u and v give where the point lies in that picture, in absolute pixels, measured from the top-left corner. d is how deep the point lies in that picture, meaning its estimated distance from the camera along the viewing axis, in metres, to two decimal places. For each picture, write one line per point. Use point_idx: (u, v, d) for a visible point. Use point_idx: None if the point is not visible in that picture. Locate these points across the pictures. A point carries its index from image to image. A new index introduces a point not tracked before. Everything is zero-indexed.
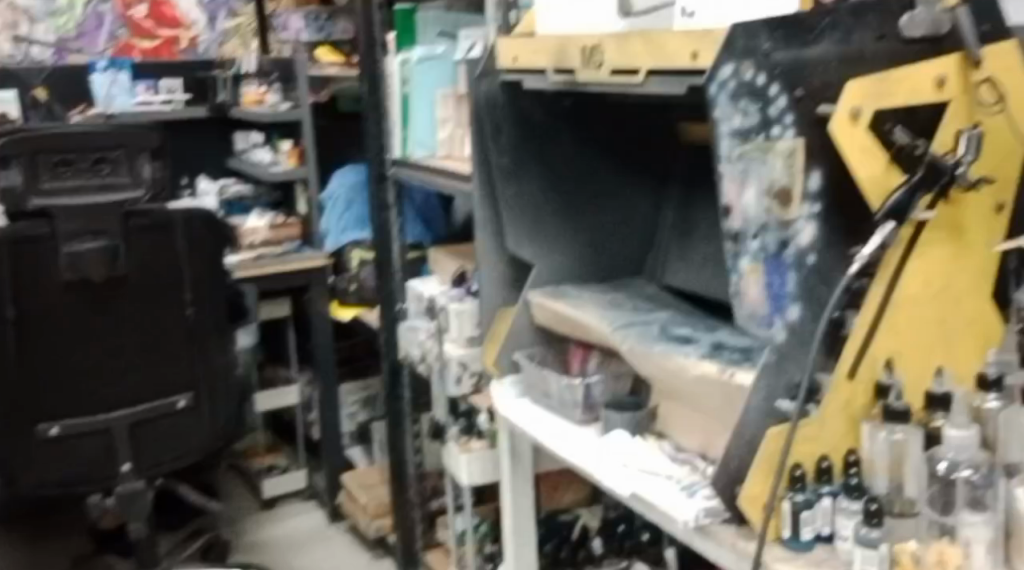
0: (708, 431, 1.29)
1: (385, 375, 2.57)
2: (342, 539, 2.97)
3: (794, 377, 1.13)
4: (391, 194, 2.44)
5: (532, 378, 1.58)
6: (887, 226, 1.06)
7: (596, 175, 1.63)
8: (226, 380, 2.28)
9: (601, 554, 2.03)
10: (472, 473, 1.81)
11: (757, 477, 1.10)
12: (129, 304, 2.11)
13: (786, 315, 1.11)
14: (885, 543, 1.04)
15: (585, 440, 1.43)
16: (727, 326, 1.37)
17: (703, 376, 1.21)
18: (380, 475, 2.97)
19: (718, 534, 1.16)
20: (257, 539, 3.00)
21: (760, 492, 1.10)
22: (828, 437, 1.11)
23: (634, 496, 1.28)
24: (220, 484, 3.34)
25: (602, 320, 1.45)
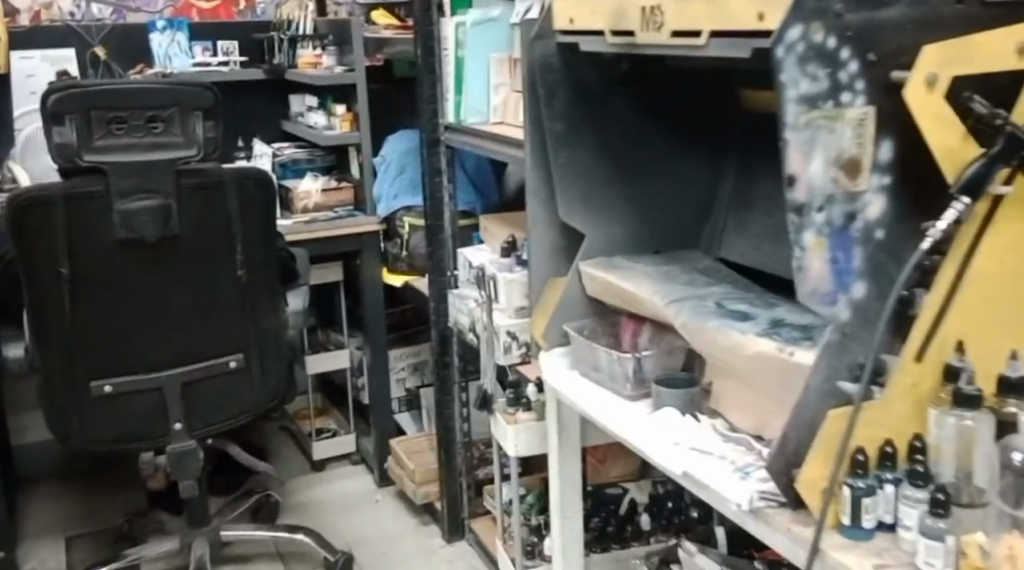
0: (762, 411, 1.24)
1: (435, 342, 2.55)
2: (389, 504, 2.97)
3: (857, 357, 1.08)
4: (443, 160, 2.40)
5: (582, 351, 1.55)
6: (961, 201, 1.01)
7: (652, 142, 1.57)
8: (277, 340, 2.27)
9: (649, 530, 2.00)
10: (519, 445, 1.79)
11: (816, 463, 1.06)
12: (182, 263, 2.10)
13: (852, 291, 1.07)
14: (952, 535, 0.98)
15: (634, 415, 1.39)
16: (786, 302, 1.32)
17: (760, 353, 1.16)
18: (428, 442, 2.96)
19: (773, 518, 1.12)
20: (306, 500, 3.02)
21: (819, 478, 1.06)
22: (890, 420, 1.06)
23: (685, 475, 1.24)
24: (271, 445, 3.37)
25: (655, 293, 1.40)
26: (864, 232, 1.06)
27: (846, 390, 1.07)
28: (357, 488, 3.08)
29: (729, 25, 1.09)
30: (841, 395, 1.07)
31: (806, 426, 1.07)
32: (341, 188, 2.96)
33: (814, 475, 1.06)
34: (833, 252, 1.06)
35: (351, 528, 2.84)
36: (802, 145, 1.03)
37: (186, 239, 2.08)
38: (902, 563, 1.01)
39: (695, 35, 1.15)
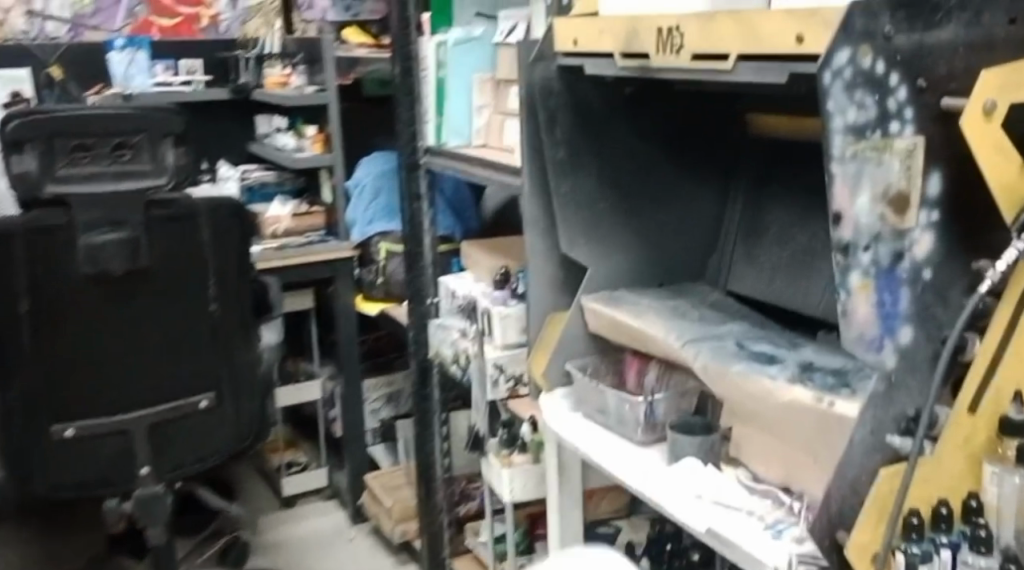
0: (791, 463, 1.14)
1: (414, 375, 2.42)
2: (364, 542, 2.85)
3: (905, 407, 1.00)
4: (423, 185, 2.27)
5: (585, 392, 1.45)
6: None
7: (656, 169, 1.48)
8: (250, 378, 2.18)
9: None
10: (515, 490, 1.71)
11: (865, 525, 0.98)
12: (151, 299, 2.00)
13: (898, 338, 0.98)
14: None
15: (649, 466, 1.30)
16: (811, 342, 1.24)
17: (795, 402, 1.08)
18: (405, 476, 2.84)
19: None
20: (277, 539, 2.88)
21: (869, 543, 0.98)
22: (945, 478, 0.99)
23: (709, 533, 1.15)
24: (238, 481, 3.22)
25: (668, 331, 1.31)
26: (912, 271, 0.98)
27: (895, 444, 0.99)
28: (331, 525, 2.95)
29: (762, 48, 0.99)
30: (890, 450, 0.99)
31: (851, 484, 0.99)
32: (312, 212, 2.85)
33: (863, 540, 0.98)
34: (880, 294, 0.97)
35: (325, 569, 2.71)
36: (849, 178, 0.93)
37: (155, 273, 1.99)
38: None
39: (723, 56, 1.06)
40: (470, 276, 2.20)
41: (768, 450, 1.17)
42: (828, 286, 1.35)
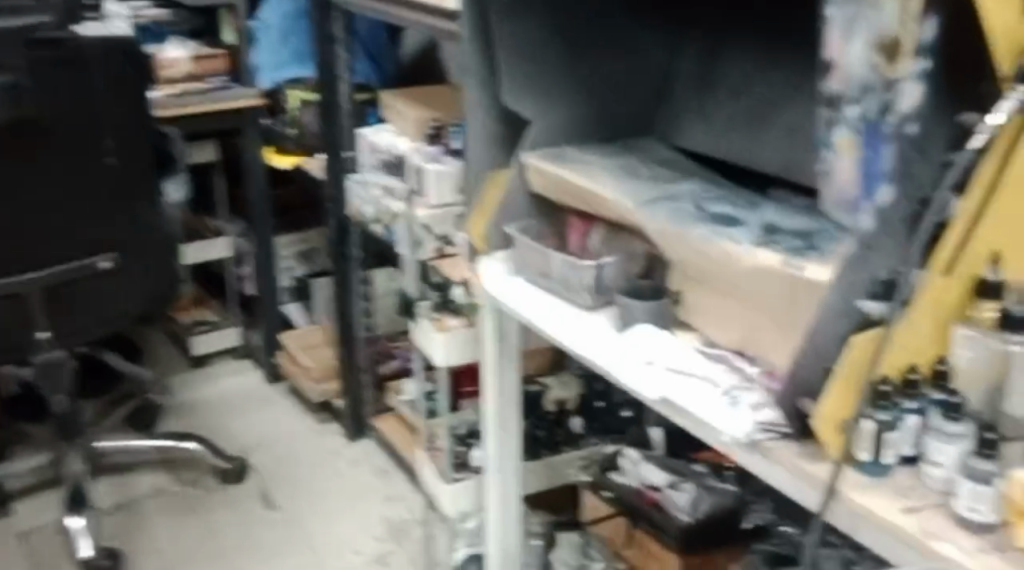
0: (747, 325, 1.10)
1: (331, 233, 2.32)
2: (282, 403, 2.72)
3: (879, 270, 0.92)
4: (339, 26, 2.13)
5: (527, 254, 1.38)
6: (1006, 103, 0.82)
7: (605, 14, 1.40)
8: (154, 237, 2.08)
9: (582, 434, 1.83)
10: (449, 352, 1.69)
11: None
12: (50, 159, 1.91)
13: (875, 199, 0.91)
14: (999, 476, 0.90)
15: (599, 334, 1.24)
16: (769, 202, 1.20)
17: (760, 265, 1.04)
18: (322, 336, 2.70)
19: (776, 452, 1.01)
20: (186, 400, 2.73)
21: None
22: (917, 343, 0.95)
23: (663, 401, 1.10)
24: (147, 344, 3.03)
25: (620, 191, 1.24)
26: (896, 128, 0.88)
27: (866, 308, 0.93)
28: (245, 385, 2.81)
29: None
30: (860, 315, 0.93)
31: (814, 353, 0.95)
32: (213, 56, 2.63)
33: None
34: (863, 152, 0.91)
35: (238, 429, 2.60)
36: (844, 22, 0.90)
37: None
38: (932, 506, 0.93)
39: None
40: (391, 130, 2.05)
41: (728, 314, 1.12)
42: (785, 140, 1.27)
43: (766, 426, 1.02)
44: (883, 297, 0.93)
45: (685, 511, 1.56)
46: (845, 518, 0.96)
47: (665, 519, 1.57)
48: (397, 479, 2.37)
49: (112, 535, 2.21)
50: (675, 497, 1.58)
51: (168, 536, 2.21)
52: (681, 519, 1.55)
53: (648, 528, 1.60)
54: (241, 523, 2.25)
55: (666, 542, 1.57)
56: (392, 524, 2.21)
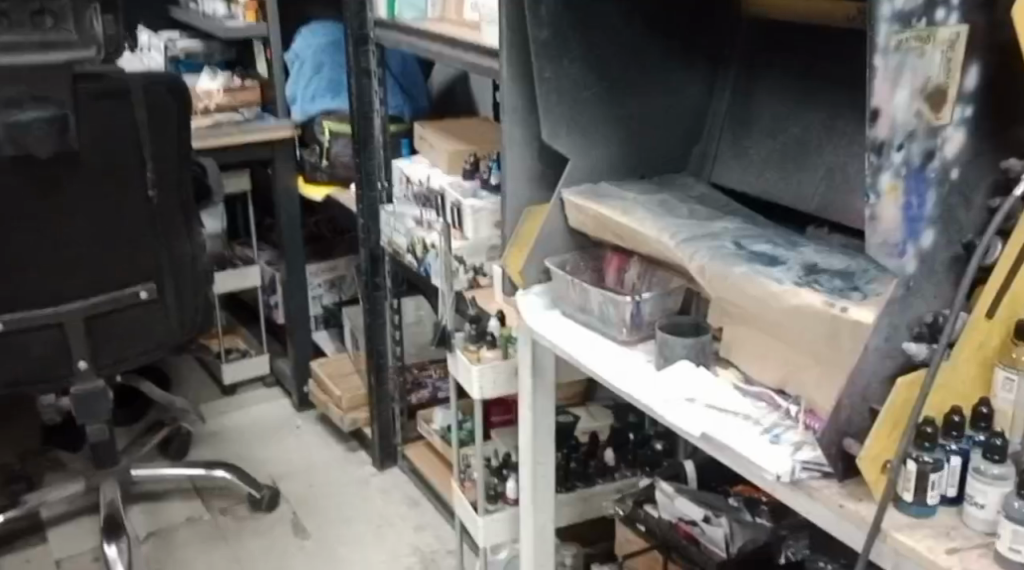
0: (787, 362, 1.11)
1: (362, 264, 2.34)
2: (311, 430, 2.74)
3: (923, 312, 0.95)
4: (373, 60, 2.15)
5: (564, 289, 1.39)
6: None
7: (643, 54, 1.42)
8: (192, 267, 2.13)
9: (614, 466, 1.83)
10: (485, 385, 1.70)
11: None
12: (95, 191, 1.93)
13: (920, 242, 0.93)
14: None
15: (638, 371, 1.25)
16: (808, 241, 1.21)
17: (801, 304, 1.05)
18: (351, 364, 2.73)
19: (818, 491, 1.02)
20: (217, 428, 2.75)
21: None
22: (960, 384, 0.96)
23: (704, 438, 1.11)
24: (178, 372, 3.06)
25: (660, 229, 1.25)
26: (941, 171, 0.92)
27: (911, 351, 0.95)
28: (275, 412, 2.83)
29: None
30: (904, 356, 0.95)
31: (861, 395, 0.96)
32: (246, 87, 2.68)
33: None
34: (909, 196, 0.92)
35: (269, 456, 2.62)
36: (890, 70, 0.88)
37: None
38: (978, 546, 0.93)
39: None
40: (424, 162, 2.08)
41: (768, 352, 1.14)
42: (822, 179, 1.28)
43: (807, 464, 1.02)
44: (926, 339, 0.95)
45: (721, 545, 1.57)
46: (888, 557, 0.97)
47: (700, 552, 1.58)
48: (426, 507, 2.39)
49: (147, 562, 2.23)
50: (710, 532, 1.59)
51: (201, 563, 2.23)
52: (717, 555, 1.56)
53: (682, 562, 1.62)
54: (273, 551, 2.26)
55: None
56: (422, 553, 2.22)
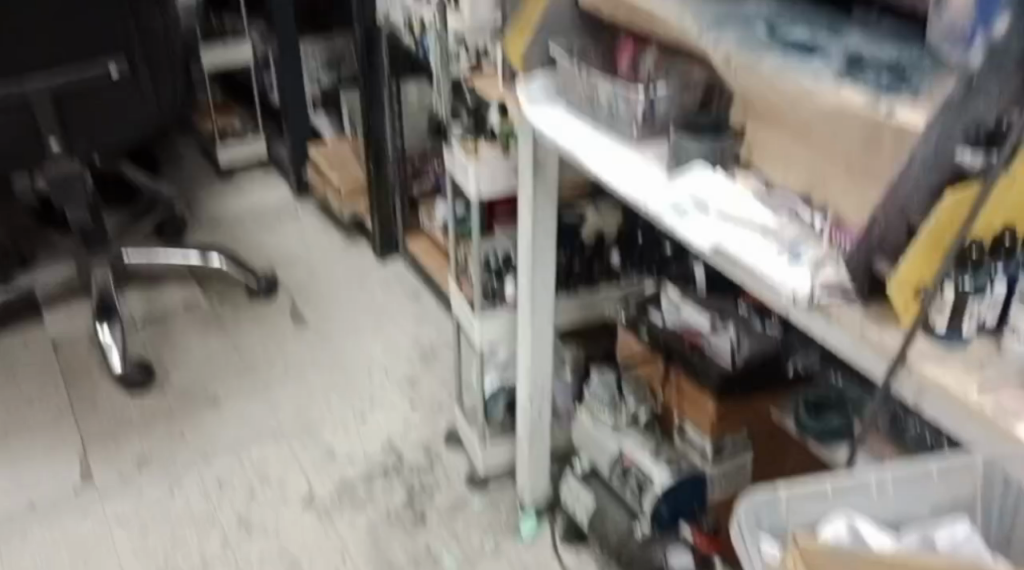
0: (818, 170, 0.99)
1: (359, 43, 2.16)
2: (311, 218, 2.65)
3: (985, 115, 0.83)
4: None
5: (569, 79, 1.24)
6: None
7: None
8: (167, 40, 1.95)
9: (621, 268, 1.75)
10: (481, 182, 1.58)
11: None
12: None
13: (990, 30, 0.83)
14: None
15: (645, 174, 1.12)
16: (852, 25, 1.05)
17: (842, 103, 0.91)
18: (351, 150, 2.60)
19: (838, 315, 0.92)
20: (215, 212, 2.67)
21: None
22: (1014, 200, 0.84)
23: (716, 251, 0.99)
24: (174, 153, 2.94)
25: (681, 9, 1.09)
26: None
27: (965, 161, 0.83)
28: (273, 198, 2.73)
29: None
30: (956, 170, 0.84)
31: (898, 208, 0.86)
32: None
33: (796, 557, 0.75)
34: None
35: (267, 242, 2.55)
36: None
37: None
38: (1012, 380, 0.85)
39: None
40: None
41: (797, 157, 1.02)
42: None
43: (830, 286, 0.92)
44: (983, 147, 0.83)
45: (726, 357, 1.50)
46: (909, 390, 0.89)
47: (704, 360, 1.51)
48: (427, 301, 2.32)
49: (145, 346, 2.20)
50: (716, 343, 1.51)
51: (200, 348, 2.20)
52: (723, 369, 1.49)
53: (685, 371, 1.54)
54: (271, 339, 2.22)
55: (703, 387, 1.51)
56: (422, 347, 2.18)
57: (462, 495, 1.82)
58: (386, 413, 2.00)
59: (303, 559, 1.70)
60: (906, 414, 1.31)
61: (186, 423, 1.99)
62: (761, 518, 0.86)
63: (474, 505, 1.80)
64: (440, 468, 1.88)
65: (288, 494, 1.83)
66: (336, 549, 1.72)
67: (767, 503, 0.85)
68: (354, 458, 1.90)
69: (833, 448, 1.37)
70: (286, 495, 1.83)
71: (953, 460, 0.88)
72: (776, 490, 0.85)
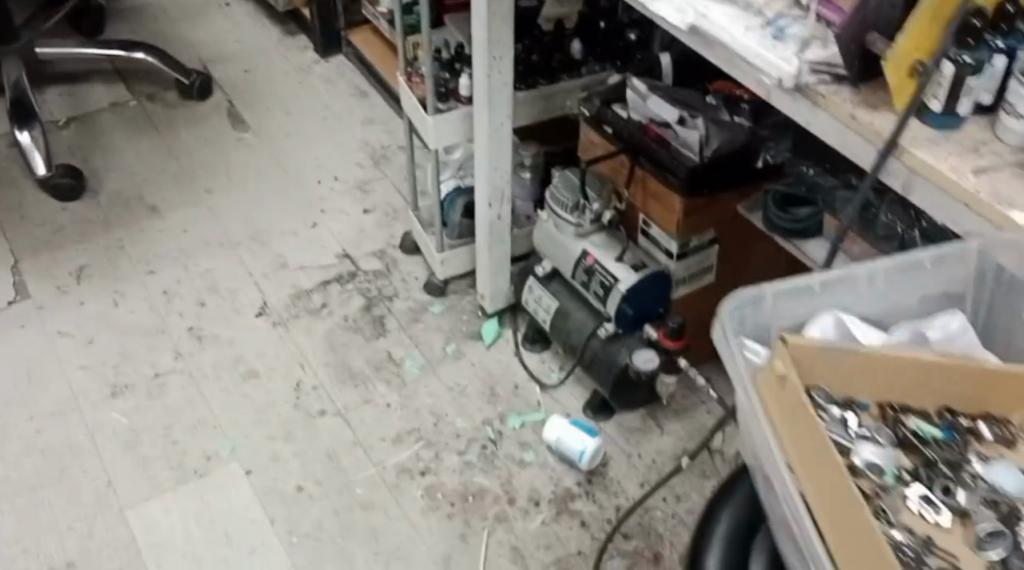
0: None
1: None
2: (244, 11, 2.46)
3: None
4: None
5: None
6: None
7: None
8: None
9: (582, 60, 1.64)
10: None
11: (798, 436, 0.66)
12: None
13: None
14: None
15: None
16: None
17: None
18: None
19: (830, 103, 0.89)
20: (138, 5, 2.47)
21: (776, 399, 0.68)
22: None
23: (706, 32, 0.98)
24: None
25: None
26: None
27: None
28: None
29: None
30: None
31: None
32: None
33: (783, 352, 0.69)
34: None
35: (198, 38, 2.38)
36: None
37: None
38: (1006, 164, 0.81)
39: None
40: None
41: None
42: None
43: (816, 64, 0.90)
44: None
45: (693, 148, 1.43)
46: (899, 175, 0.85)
47: (670, 155, 1.44)
48: (375, 100, 2.19)
49: (73, 152, 2.07)
50: (683, 135, 1.43)
51: (133, 152, 2.07)
52: (690, 159, 1.42)
53: (652, 167, 1.46)
54: (212, 144, 2.10)
55: (668, 184, 1.45)
56: (372, 150, 2.07)
57: (421, 301, 1.78)
58: (338, 220, 1.92)
59: (261, 370, 1.66)
60: (879, 208, 1.30)
61: (127, 233, 1.90)
62: (748, 324, 0.77)
63: (433, 309, 1.76)
64: (397, 274, 1.82)
65: (241, 304, 1.77)
66: (295, 359, 1.68)
67: (753, 306, 0.76)
68: (307, 267, 1.83)
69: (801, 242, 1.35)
70: (239, 306, 1.77)
71: (951, 251, 0.80)
72: (765, 290, 0.76)
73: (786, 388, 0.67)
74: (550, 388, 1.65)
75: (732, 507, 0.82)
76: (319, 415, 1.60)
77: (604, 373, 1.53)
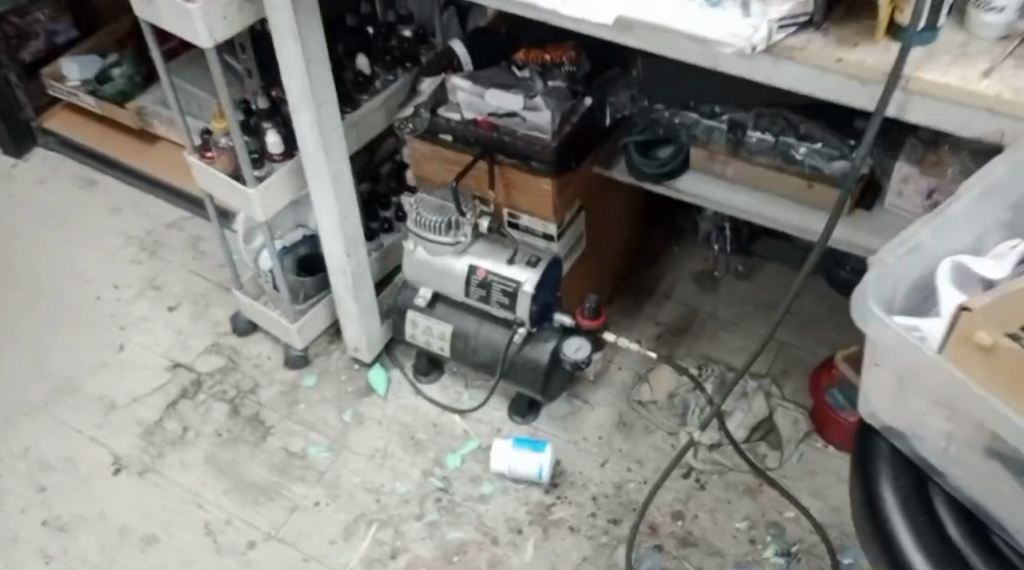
0: None
1: None
2: None
3: None
4: None
5: None
6: None
7: None
8: None
9: (373, 73, 1.51)
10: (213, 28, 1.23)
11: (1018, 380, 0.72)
12: None
13: None
14: None
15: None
16: None
17: None
18: None
19: (810, 52, 0.94)
20: None
21: (974, 360, 0.74)
22: None
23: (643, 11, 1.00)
24: None
25: None
26: None
27: None
28: None
29: None
30: None
31: None
32: None
33: (970, 321, 0.73)
34: None
35: None
36: None
37: None
38: None
39: None
40: None
41: None
42: None
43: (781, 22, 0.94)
44: None
45: (546, 127, 1.38)
46: (896, 98, 0.93)
47: (526, 142, 1.37)
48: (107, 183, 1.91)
49: None
50: (532, 119, 1.38)
51: None
52: (546, 139, 1.37)
53: (511, 159, 1.40)
54: None
55: (533, 170, 1.39)
56: (139, 239, 1.80)
57: (288, 381, 1.60)
58: (145, 331, 1.67)
59: (159, 529, 1.43)
60: (747, 126, 1.38)
61: None
62: (880, 294, 0.83)
63: (307, 384, 1.60)
64: (246, 362, 1.63)
65: (88, 470, 1.50)
66: (188, 501, 1.46)
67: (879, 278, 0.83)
68: (141, 395, 1.58)
69: (671, 180, 1.43)
70: (88, 472, 1.50)
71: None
72: (881, 262, 0.82)
73: (996, 353, 0.72)
74: (469, 411, 1.57)
75: (882, 468, 0.85)
76: (250, 548, 1.41)
77: (530, 376, 1.48)
